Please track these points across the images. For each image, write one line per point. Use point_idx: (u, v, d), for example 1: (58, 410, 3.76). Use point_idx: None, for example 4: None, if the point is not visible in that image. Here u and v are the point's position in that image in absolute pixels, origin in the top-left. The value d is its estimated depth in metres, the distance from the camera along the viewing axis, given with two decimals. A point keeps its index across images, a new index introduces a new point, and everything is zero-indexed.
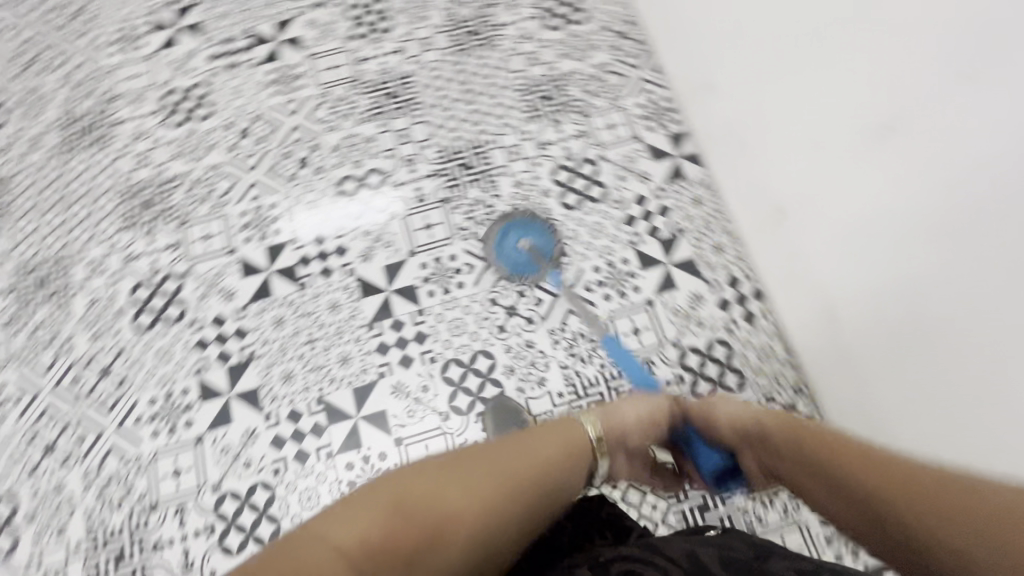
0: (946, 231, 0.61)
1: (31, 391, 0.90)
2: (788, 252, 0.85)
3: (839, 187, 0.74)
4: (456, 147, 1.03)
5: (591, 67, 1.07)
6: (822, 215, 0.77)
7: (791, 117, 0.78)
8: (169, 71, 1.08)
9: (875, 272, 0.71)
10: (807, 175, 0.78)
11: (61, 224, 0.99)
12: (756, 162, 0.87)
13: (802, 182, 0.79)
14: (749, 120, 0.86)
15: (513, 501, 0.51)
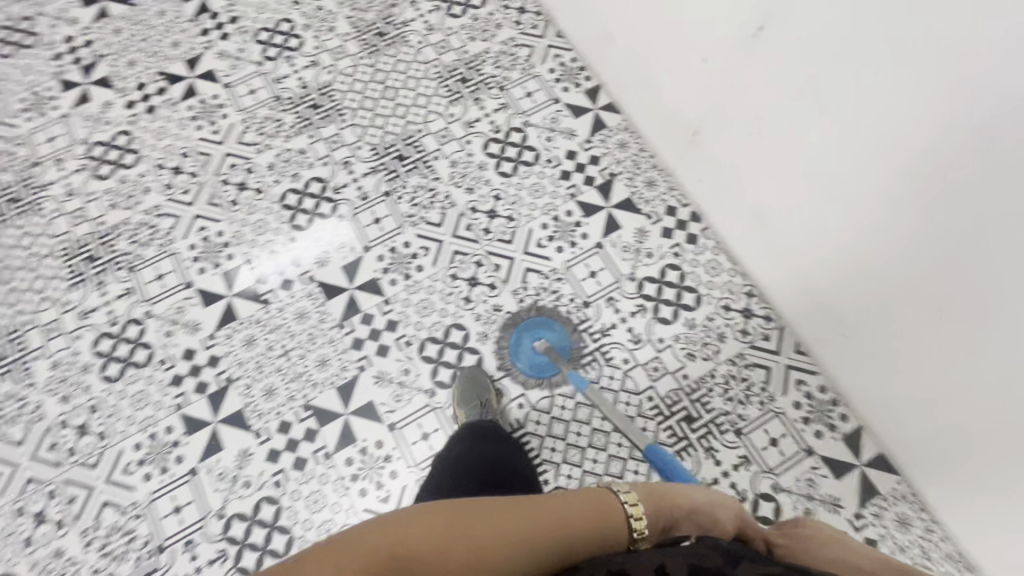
0: (840, 162, 0.72)
1: (8, 466, 0.88)
2: (710, 166, 0.92)
3: (747, 131, 0.83)
4: (388, 141, 1.06)
5: (499, 44, 1.13)
6: (734, 127, 0.83)
7: (689, 43, 0.84)
8: (87, 126, 1.08)
9: (788, 196, 0.82)
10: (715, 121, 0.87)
11: (6, 296, 0.97)
12: (666, 91, 0.93)
13: (711, 101, 0.85)
14: (653, 54, 0.92)
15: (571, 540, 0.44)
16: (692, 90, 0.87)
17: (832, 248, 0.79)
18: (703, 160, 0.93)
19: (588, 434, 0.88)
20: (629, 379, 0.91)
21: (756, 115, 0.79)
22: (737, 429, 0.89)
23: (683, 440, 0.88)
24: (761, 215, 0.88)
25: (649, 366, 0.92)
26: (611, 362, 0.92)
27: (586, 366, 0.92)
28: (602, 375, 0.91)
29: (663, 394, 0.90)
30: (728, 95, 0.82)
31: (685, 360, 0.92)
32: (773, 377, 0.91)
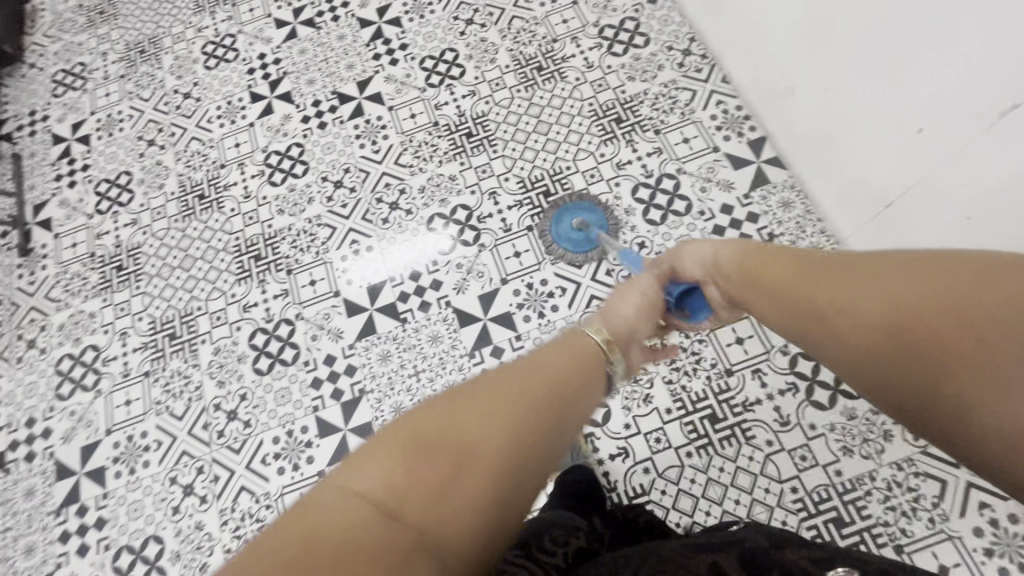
0: None
1: (168, 437, 0.97)
2: (893, 240, 0.82)
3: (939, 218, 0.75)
4: (536, 176, 1.07)
5: (659, 86, 1.10)
6: (938, 204, 0.74)
7: (896, 109, 0.75)
8: (268, 136, 1.19)
9: None
10: (903, 201, 0.79)
11: (185, 282, 1.09)
12: (852, 153, 0.84)
13: (912, 173, 0.76)
14: (842, 112, 0.83)
15: (528, 454, 0.49)
16: (887, 158, 0.79)
17: None
18: (886, 232, 0.83)
19: (718, 515, 0.81)
20: (772, 464, 0.83)
21: (970, 197, 0.70)
22: (896, 544, 0.77)
23: (829, 544, 0.78)
24: None
25: (796, 453, 0.83)
26: (751, 441, 0.84)
27: (723, 440, 0.85)
28: (740, 454, 0.84)
29: (809, 489, 0.81)
30: (938, 170, 0.72)
31: (839, 453, 0.82)
32: (948, 494, 0.79)
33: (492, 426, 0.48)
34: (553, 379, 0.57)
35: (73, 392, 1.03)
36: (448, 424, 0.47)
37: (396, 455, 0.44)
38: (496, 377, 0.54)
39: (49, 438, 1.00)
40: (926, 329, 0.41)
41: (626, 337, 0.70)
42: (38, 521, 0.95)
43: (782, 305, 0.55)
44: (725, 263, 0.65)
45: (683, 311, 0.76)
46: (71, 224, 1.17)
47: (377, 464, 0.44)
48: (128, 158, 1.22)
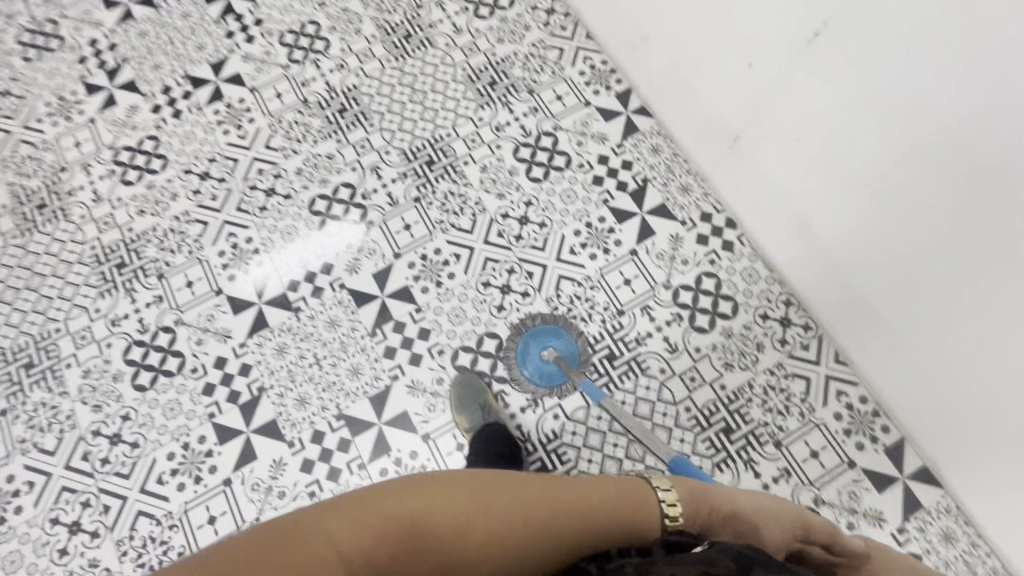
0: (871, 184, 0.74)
1: (42, 476, 0.87)
2: (749, 173, 0.91)
3: (777, 143, 0.83)
4: (417, 146, 1.05)
5: (528, 46, 1.11)
6: (777, 135, 0.83)
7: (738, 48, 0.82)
8: (114, 131, 1.07)
9: (817, 211, 0.83)
10: (749, 128, 0.86)
11: (36, 303, 0.96)
12: (706, 95, 0.91)
13: (756, 108, 0.84)
14: (694, 56, 0.89)
15: None
16: (734, 97, 0.86)
17: (856, 260, 0.80)
18: (742, 166, 0.92)
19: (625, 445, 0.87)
20: (666, 389, 0.90)
21: (799, 122, 0.79)
22: (776, 440, 0.87)
23: (721, 451, 0.87)
24: (791, 223, 0.88)
25: (686, 376, 0.90)
26: (647, 373, 0.91)
27: (622, 376, 0.90)
28: (639, 385, 0.90)
29: (700, 405, 0.89)
30: (775, 102, 0.80)
31: (722, 370, 0.91)
32: (812, 388, 0.90)
33: (510, 539, 0.42)
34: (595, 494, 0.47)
35: None
36: (481, 527, 0.41)
37: (423, 525, 0.40)
38: (557, 504, 0.45)
39: None
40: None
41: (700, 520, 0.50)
42: None
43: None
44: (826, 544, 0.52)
45: None
46: None
47: (404, 522, 0.39)
48: None
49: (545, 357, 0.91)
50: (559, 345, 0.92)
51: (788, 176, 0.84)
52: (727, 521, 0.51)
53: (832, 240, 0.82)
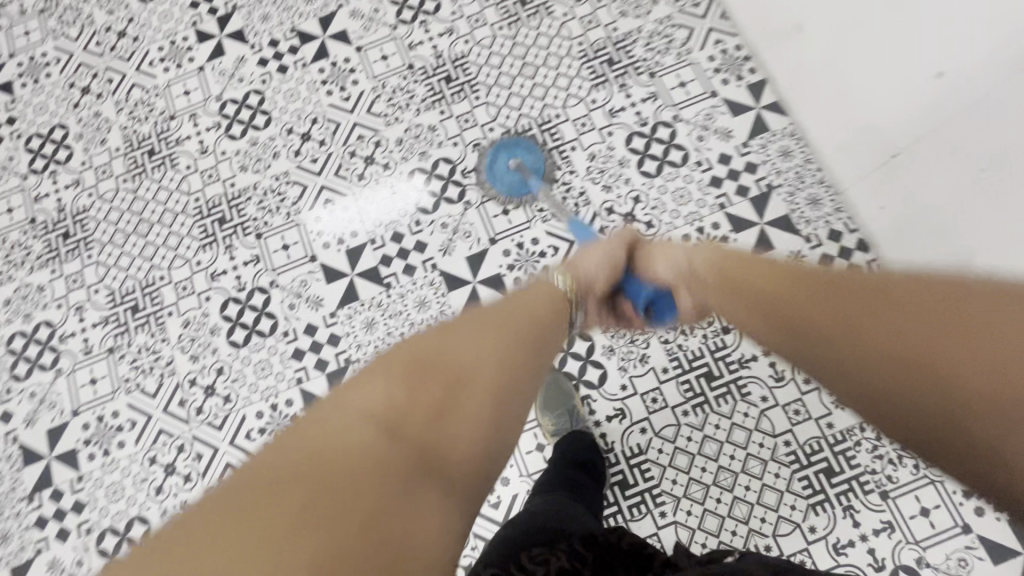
0: None
1: (143, 416, 0.92)
2: (900, 195, 0.79)
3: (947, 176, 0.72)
4: (523, 125, 0.99)
5: (653, 23, 1.01)
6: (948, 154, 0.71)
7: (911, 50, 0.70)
8: (221, 82, 1.07)
9: None
10: (915, 152, 0.75)
11: (143, 249, 0.99)
12: (861, 102, 0.79)
13: (926, 121, 0.72)
14: (852, 57, 0.78)
15: (515, 392, 0.55)
16: (897, 106, 0.74)
17: None
18: (893, 186, 0.80)
19: (714, 471, 0.83)
20: (766, 419, 0.84)
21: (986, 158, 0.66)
22: (882, 490, 0.80)
23: (820, 493, 0.81)
24: None
25: (790, 408, 0.84)
26: (747, 398, 0.85)
27: (718, 398, 0.85)
28: (736, 410, 0.84)
29: (802, 441, 0.83)
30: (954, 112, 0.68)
31: (832, 407, 0.83)
32: None
33: (463, 356, 0.54)
34: (511, 310, 0.62)
35: (30, 371, 0.96)
36: (430, 366, 0.52)
37: (386, 388, 0.50)
38: (480, 321, 0.59)
39: (10, 422, 0.94)
40: (895, 322, 0.40)
41: (585, 290, 0.68)
42: (10, 507, 0.90)
43: (739, 296, 0.53)
44: (697, 266, 0.59)
45: (649, 312, 0.69)
46: (4, 186, 1.05)
47: (364, 390, 0.51)
48: (60, 109, 1.08)
49: (511, 170, 0.97)
50: (509, 143, 0.98)
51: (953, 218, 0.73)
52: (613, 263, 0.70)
53: None
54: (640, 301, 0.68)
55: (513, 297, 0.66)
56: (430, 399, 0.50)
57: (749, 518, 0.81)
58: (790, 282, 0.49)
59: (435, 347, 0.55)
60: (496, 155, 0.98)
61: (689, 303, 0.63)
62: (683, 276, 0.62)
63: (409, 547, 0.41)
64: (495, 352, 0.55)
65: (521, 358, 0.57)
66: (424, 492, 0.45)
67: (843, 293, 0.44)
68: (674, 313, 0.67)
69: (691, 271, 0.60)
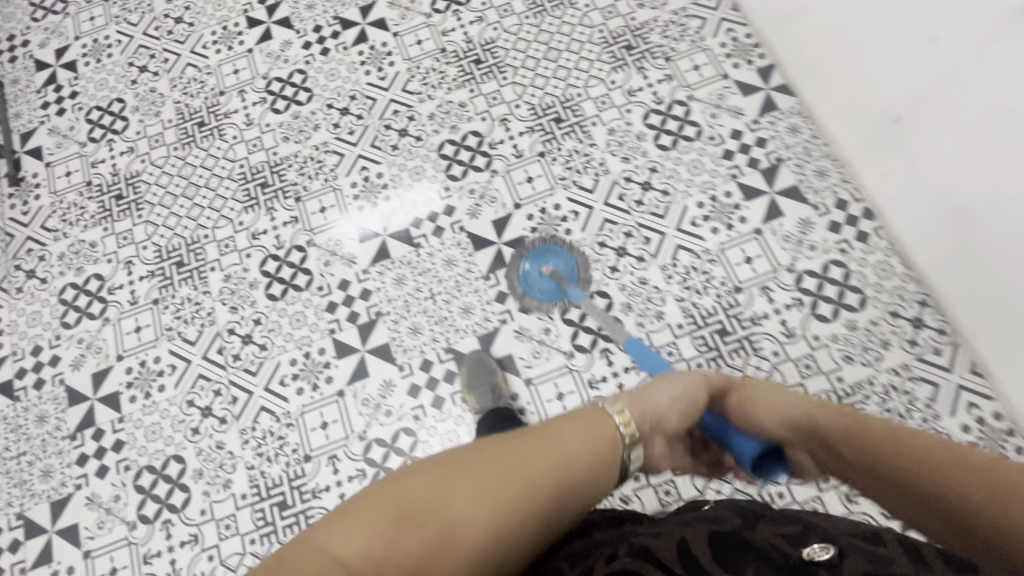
0: None
1: (183, 362, 0.97)
2: (900, 164, 0.85)
3: (934, 142, 0.78)
4: (547, 102, 1.06)
5: (669, 13, 1.09)
6: (939, 119, 0.77)
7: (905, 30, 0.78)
8: (267, 62, 1.15)
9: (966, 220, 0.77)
10: (905, 122, 0.82)
11: (189, 210, 1.06)
12: (862, 82, 0.86)
13: (922, 91, 0.78)
14: (851, 42, 0.86)
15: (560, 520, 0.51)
16: (895, 81, 0.81)
17: (1003, 277, 0.74)
18: (896, 157, 0.86)
19: None
20: (778, 373, 0.87)
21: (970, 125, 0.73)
22: None
23: None
24: (933, 227, 0.83)
25: (801, 362, 0.87)
26: (759, 353, 0.88)
27: (732, 353, 0.89)
28: (749, 364, 0.88)
29: (813, 394, 0.86)
30: (941, 82, 0.75)
31: (841, 362, 0.87)
32: (940, 395, 0.84)
33: (473, 510, 0.45)
34: (551, 437, 0.53)
35: (79, 320, 1.01)
36: (428, 515, 0.44)
37: (371, 535, 0.41)
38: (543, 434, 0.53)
39: (58, 365, 0.99)
40: (935, 469, 0.43)
41: (651, 425, 0.61)
42: (53, 446, 0.95)
43: (826, 449, 0.54)
44: (778, 400, 0.59)
45: (756, 472, 0.63)
46: (64, 152, 1.13)
47: (347, 529, 0.41)
48: (119, 85, 1.17)
49: (544, 277, 0.95)
50: (535, 251, 0.96)
51: (940, 180, 0.79)
52: (676, 406, 0.62)
53: (982, 255, 0.76)
54: (744, 459, 0.62)
55: (554, 420, 0.56)
56: (424, 559, 0.42)
57: None
58: (851, 417, 0.53)
59: (431, 500, 0.45)
60: (528, 268, 0.96)
61: (813, 465, 0.57)
62: (804, 430, 0.56)
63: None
64: (512, 507, 0.47)
65: (539, 502, 0.49)
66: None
67: (909, 453, 0.45)
68: (786, 468, 0.62)
69: (795, 418, 0.57)
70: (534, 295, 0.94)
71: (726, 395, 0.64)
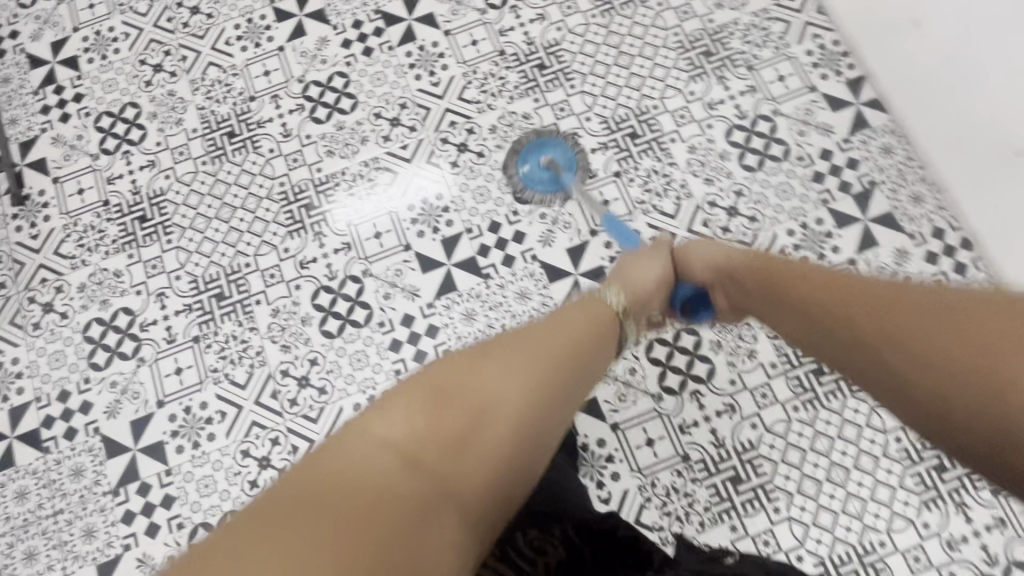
0: None
1: (233, 407, 0.89)
2: None
3: None
4: (620, 115, 0.97)
5: (749, 15, 1.00)
6: None
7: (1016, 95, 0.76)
8: (303, 63, 1.03)
9: None
10: None
11: (226, 235, 0.96)
12: None
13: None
14: (948, 101, 0.84)
15: (531, 403, 0.59)
16: None
17: None
18: None
19: (826, 466, 0.83)
20: (877, 416, 0.84)
21: None
22: (993, 486, 0.81)
23: (931, 490, 0.81)
24: None
25: None
26: (857, 394, 0.85)
27: (828, 394, 0.85)
28: (846, 406, 0.84)
29: (913, 437, 0.83)
30: None
31: None
32: None
33: (486, 390, 0.58)
34: (524, 335, 0.64)
35: (110, 360, 0.92)
36: (454, 398, 0.57)
37: (403, 417, 0.55)
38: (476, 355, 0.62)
39: (90, 413, 0.90)
40: (947, 363, 0.48)
41: (640, 306, 0.76)
42: (94, 502, 0.86)
43: (767, 304, 0.68)
44: (734, 266, 0.73)
45: (684, 311, 0.82)
46: (74, 164, 1.00)
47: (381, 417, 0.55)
48: (131, 87, 1.04)
49: (542, 166, 0.95)
50: (535, 142, 0.96)
51: None
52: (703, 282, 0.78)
53: None
54: (679, 300, 0.81)
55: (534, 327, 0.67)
56: (457, 434, 0.54)
57: (863, 514, 0.81)
58: (818, 276, 0.63)
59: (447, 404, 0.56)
60: (527, 152, 0.96)
61: (725, 303, 0.77)
62: (723, 275, 0.75)
63: (441, 524, 0.50)
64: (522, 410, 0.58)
65: (532, 420, 0.58)
66: (427, 532, 0.49)
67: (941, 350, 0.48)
68: (709, 313, 0.81)
69: (731, 268, 0.74)
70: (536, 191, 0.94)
71: (676, 256, 0.80)
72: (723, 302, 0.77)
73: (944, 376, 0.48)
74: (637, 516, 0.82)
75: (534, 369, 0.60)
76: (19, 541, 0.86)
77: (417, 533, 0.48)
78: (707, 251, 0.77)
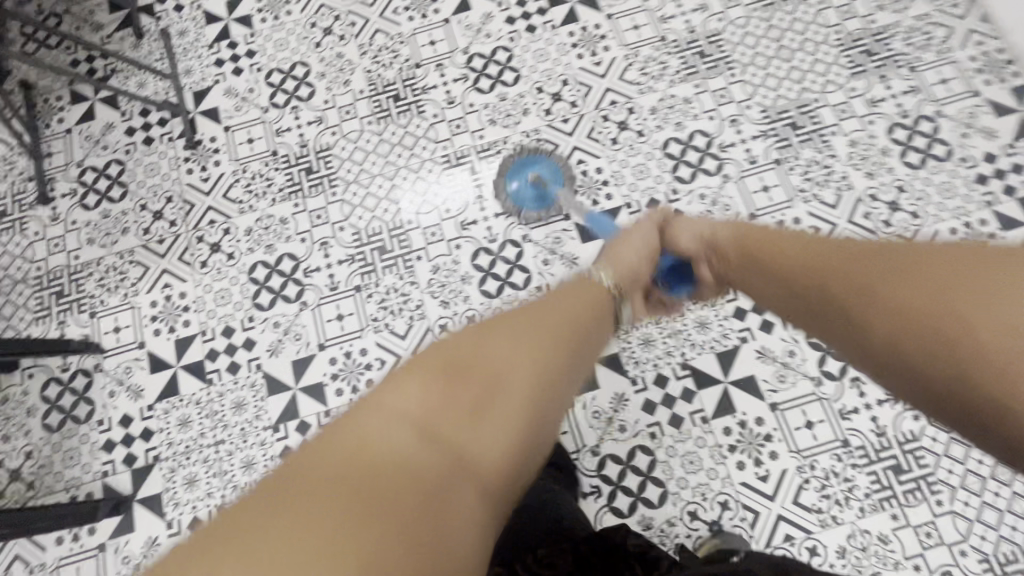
0: None
1: (393, 356, 0.91)
2: None
3: None
4: (781, 106, 0.99)
5: (911, 19, 1.02)
6: None
7: None
8: (467, 36, 1.07)
9: None
10: None
11: (389, 191, 0.99)
12: None
13: None
14: None
15: (538, 366, 0.56)
16: None
17: None
18: None
19: (991, 464, 0.82)
20: None
21: None
22: None
23: None
24: None
25: None
26: None
27: None
28: None
29: None
30: None
31: None
32: None
33: (502, 368, 0.55)
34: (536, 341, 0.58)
35: (274, 302, 0.95)
36: (472, 369, 0.54)
37: (421, 398, 0.51)
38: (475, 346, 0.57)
39: (254, 349, 0.93)
40: (904, 327, 0.50)
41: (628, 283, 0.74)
42: (254, 436, 0.89)
43: (752, 267, 0.67)
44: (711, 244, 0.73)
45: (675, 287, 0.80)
46: (244, 116, 1.05)
47: (391, 407, 0.51)
48: (302, 47, 1.08)
49: (529, 183, 0.98)
50: (520, 163, 0.99)
51: None
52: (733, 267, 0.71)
53: None
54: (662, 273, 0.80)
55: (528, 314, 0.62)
56: (468, 402, 0.52)
57: None
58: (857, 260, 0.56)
59: (382, 404, 0.51)
60: (513, 174, 0.99)
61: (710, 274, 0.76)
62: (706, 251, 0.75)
63: (444, 539, 0.44)
64: (534, 375, 0.55)
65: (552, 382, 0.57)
66: (439, 549, 0.43)
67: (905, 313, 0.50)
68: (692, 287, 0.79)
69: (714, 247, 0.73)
70: (527, 208, 0.96)
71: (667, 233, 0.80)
72: (707, 272, 0.76)
73: (932, 340, 0.48)
74: (795, 498, 0.82)
75: (534, 346, 0.58)
76: (180, 467, 0.88)
77: (412, 520, 0.43)
78: (816, 248, 0.61)
